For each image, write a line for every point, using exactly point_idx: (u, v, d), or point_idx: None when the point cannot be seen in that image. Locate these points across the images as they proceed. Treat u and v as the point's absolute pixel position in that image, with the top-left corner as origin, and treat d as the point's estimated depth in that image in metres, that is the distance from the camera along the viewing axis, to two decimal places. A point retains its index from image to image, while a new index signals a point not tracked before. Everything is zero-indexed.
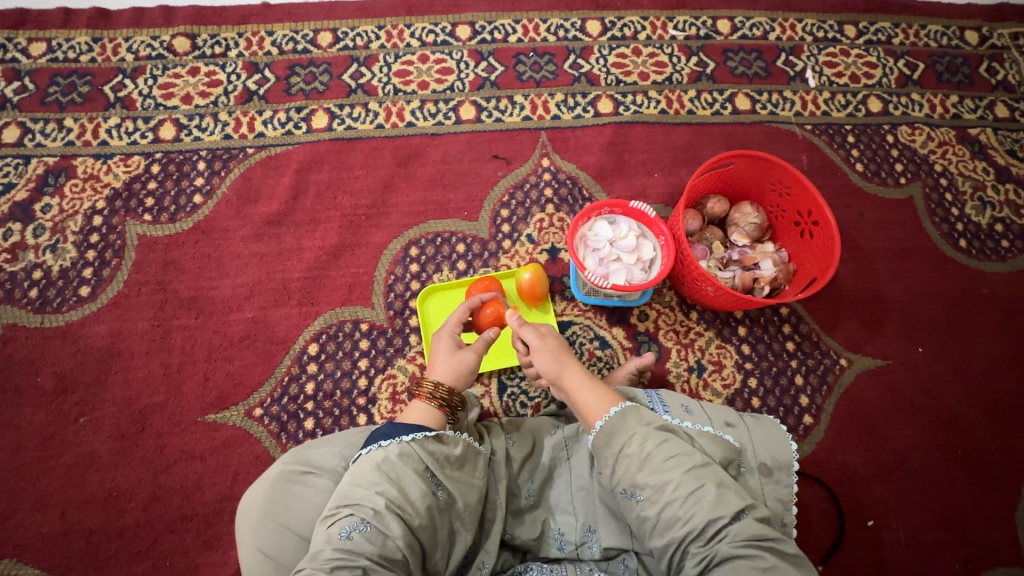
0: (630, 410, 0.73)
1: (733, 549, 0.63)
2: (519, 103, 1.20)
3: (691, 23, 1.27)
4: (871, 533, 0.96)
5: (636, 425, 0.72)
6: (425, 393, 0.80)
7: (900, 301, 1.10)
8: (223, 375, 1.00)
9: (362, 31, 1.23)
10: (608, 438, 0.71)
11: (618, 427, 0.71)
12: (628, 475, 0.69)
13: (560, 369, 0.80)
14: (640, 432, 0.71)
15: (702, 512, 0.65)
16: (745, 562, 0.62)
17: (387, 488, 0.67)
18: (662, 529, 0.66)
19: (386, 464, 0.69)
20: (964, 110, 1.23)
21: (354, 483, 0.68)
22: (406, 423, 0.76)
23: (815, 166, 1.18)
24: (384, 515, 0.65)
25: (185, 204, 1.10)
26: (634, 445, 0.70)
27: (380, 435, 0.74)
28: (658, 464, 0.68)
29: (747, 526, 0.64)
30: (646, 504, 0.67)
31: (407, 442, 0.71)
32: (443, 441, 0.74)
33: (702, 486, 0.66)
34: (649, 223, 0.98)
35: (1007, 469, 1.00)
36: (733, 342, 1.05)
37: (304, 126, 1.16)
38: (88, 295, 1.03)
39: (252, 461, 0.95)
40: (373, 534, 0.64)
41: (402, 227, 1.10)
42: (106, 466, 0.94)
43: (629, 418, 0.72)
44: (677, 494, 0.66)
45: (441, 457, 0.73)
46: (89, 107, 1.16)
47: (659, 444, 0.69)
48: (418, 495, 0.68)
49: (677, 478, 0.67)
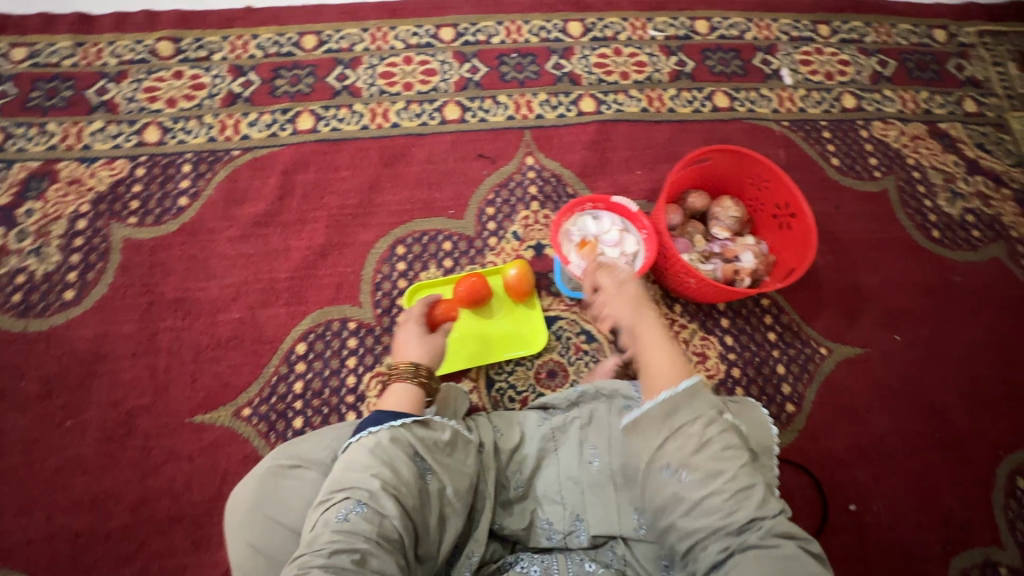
0: (700, 388, 0.68)
1: (769, 544, 0.59)
2: (503, 103, 1.21)
3: (670, 24, 1.30)
4: (853, 517, 0.98)
5: (704, 405, 0.67)
6: (403, 375, 0.83)
7: (877, 290, 1.13)
8: (211, 376, 1.00)
9: (346, 34, 1.24)
10: (671, 409, 0.66)
11: (686, 402, 0.66)
12: (679, 452, 0.64)
13: (631, 317, 0.77)
14: (707, 415, 0.66)
15: (748, 504, 0.61)
16: (781, 558, 0.57)
17: (381, 470, 0.67)
18: (698, 512, 0.62)
19: (378, 448, 0.70)
20: (934, 105, 1.27)
21: (347, 468, 0.68)
22: (388, 411, 0.78)
23: (793, 161, 1.21)
24: (379, 496, 0.65)
25: (170, 206, 1.10)
26: (696, 425, 0.65)
27: (368, 423, 0.75)
28: (715, 449, 0.64)
29: (787, 527, 0.61)
30: (689, 484, 0.63)
31: (397, 426, 0.73)
32: (431, 426, 0.76)
33: (753, 483, 0.62)
34: (632, 217, 1.00)
35: (982, 451, 1.03)
36: (717, 333, 1.08)
37: (289, 127, 1.17)
38: (73, 299, 1.03)
39: (241, 461, 0.95)
40: (369, 514, 0.63)
41: (388, 226, 1.11)
42: (93, 469, 0.93)
43: (700, 396, 0.67)
44: (727, 483, 0.62)
45: (430, 443, 0.74)
46: (71, 111, 1.15)
47: (722, 430, 0.66)
48: (411, 477, 0.69)
49: (731, 467, 0.63)
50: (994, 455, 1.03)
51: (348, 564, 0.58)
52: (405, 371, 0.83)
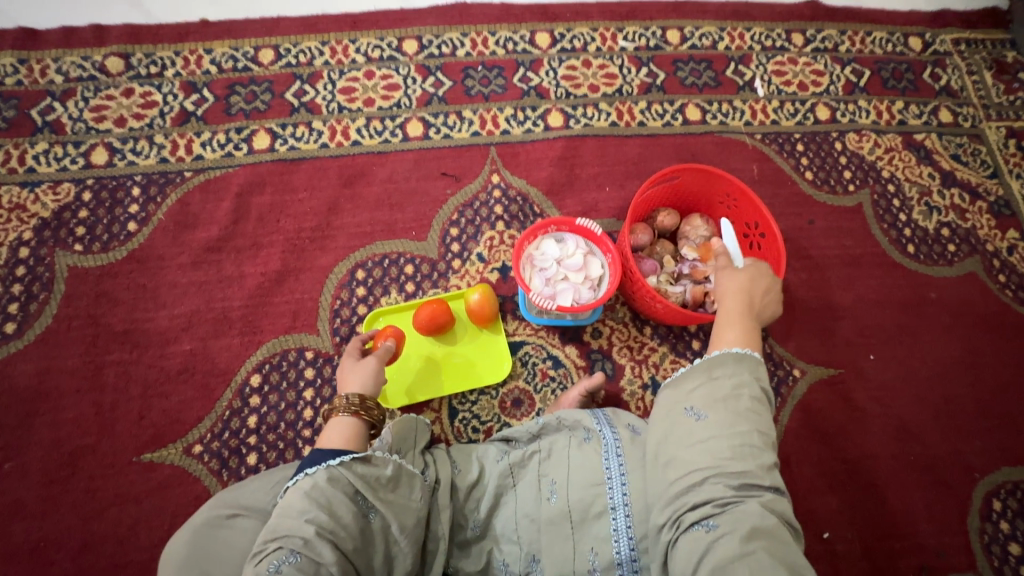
0: (752, 361, 0.76)
1: (762, 506, 0.62)
2: (468, 118, 1.17)
3: (641, 34, 1.27)
4: (827, 546, 0.96)
5: (747, 371, 0.74)
6: (341, 408, 0.79)
7: (851, 308, 1.10)
8: (160, 412, 0.95)
9: (305, 47, 1.20)
10: (715, 362, 0.75)
11: (731, 362, 0.75)
12: (706, 398, 0.71)
13: (726, 289, 0.85)
14: (744, 378, 0.73)
15: (753, 465, 0.65)
16: (767, 524, 0.61)
17: (317, 514, 0.64)
18: (705, 452, 0.67)
19: (315, 491, 0.66)
20: (909, 115, 1.25)
21: (283, 515, 0.65)
22: (326, 448, 0.74)
23: (766, 175, 1.18)
24: (315, 543, 0.62)
25: (118, 232, 1.05)
26: (731, 382, 0.73)
27: (304, 464, 0.71)
28: (742, 407, 0.70)
29: (782, 506, 0.64)
30: (706, 425, 0.69)
31: (335, 465, 0.69)
32: (373, 462, 0.72)
33: (764, 451, 0.67)
34: (596, 240, 0.97)
35: (958, 473, 1.01)
36: (687, 356, 1.05)
37: (244, 147, 1.12)
38: (14, 332, 0.98)
39: (192, 501, 0.91)
40: (305, 564, 0.60)
41: (348, 249, 1.07)
42: (33, 514, 0.89)
43: (746, 364, 0.75)
44: (740, 437, 0.67)
45: (372, 480, 0.70)
46: (14, 132, 1.10)
47: (751, 396, 0.71)
48: (351, 518, 0.66)
49: (750, 427, 0.68)
50: (970, 477, 1.01)
51: None
52: (349, 401, 0.79)
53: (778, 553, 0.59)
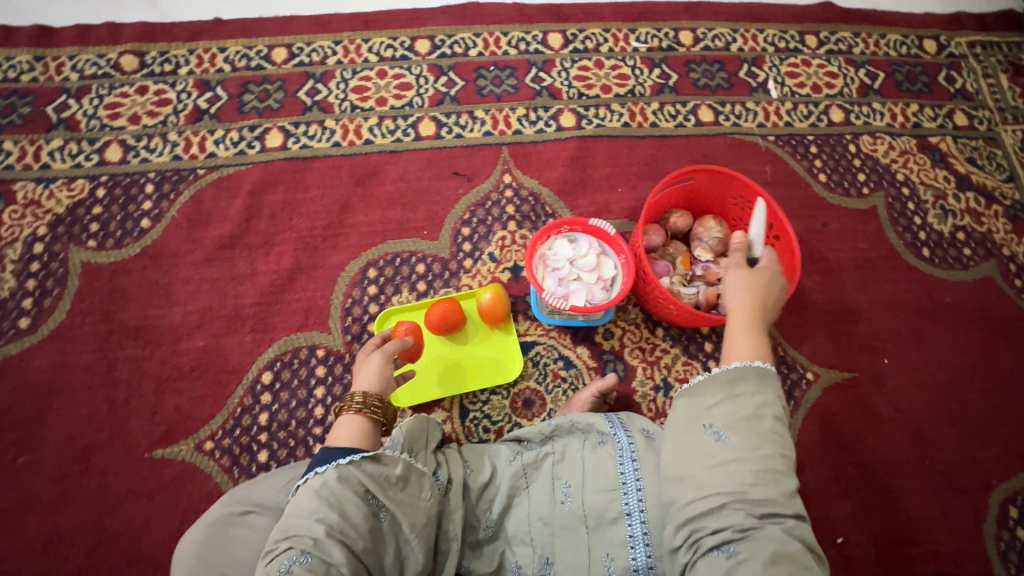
0: (773, 378, 0.75)
1: (784, 534, 0.62)
2: (480, 118, 1.17)
3: (653, 35, 1.26)
4: (842, 551, 0.95)
5: (768, 390, 0.73)
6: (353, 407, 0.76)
7: (866, 311, 1.09)
8: (172, 409, 0.96)
9: (318, 46, 1.20)
10: (737, 378, 0.73)
11: (751, 378, 0.73)
12: (728, 418, 0.70)
13: (745, 295, 0.85)
14: (765, 398, 0.72)
15: (775, 490, 0.65)
16: (790, 553, 0.61)
17: (327, 514, 0.63)
18: (725, 474, 0.66)
19: (325, 490, 0.66)
20: (924, 118, 1.24)
21: (293, 514, 0.64)
22: (336, 446, 0.73)
23: (779, 177, 1.17)
24: (324, 543, 0.61)
25: (132, 228, 1.06)
26: (753, 401, 0.71)
27: (315, 463, 0.71)
28: (764, 429, 0.69)
29: (804, 533, 0.64)
30: (728, 447, 0.68)
31: (344, 464, 0.68)
32: (382, 461, 0.71)
33: (785, 476, 0.66)
34: (610, 240, 0.96)
35: (974, 479, 1.00)
36: (700, 358, 1.04)
37: (257, 145, 1.13)
38: (27, 327, 0.99)
39: (203, 498, 0.92)
40: (314, 564, 0.59)
41: (359, 248, 1.07)
42: (45, 509, 0.90)
43: (767, 382, 0.74)
44: (762, 461, 0.66)
45: (382, 479, 0.69)
46: (29, 128, 1.11)
47: (772, 418, 0.70)
48: (361, 518, 0.65)
49: (772, 450, 0.67)
50: (987, 484, 1.00)
51: None
52: (354, 399, 0.77)
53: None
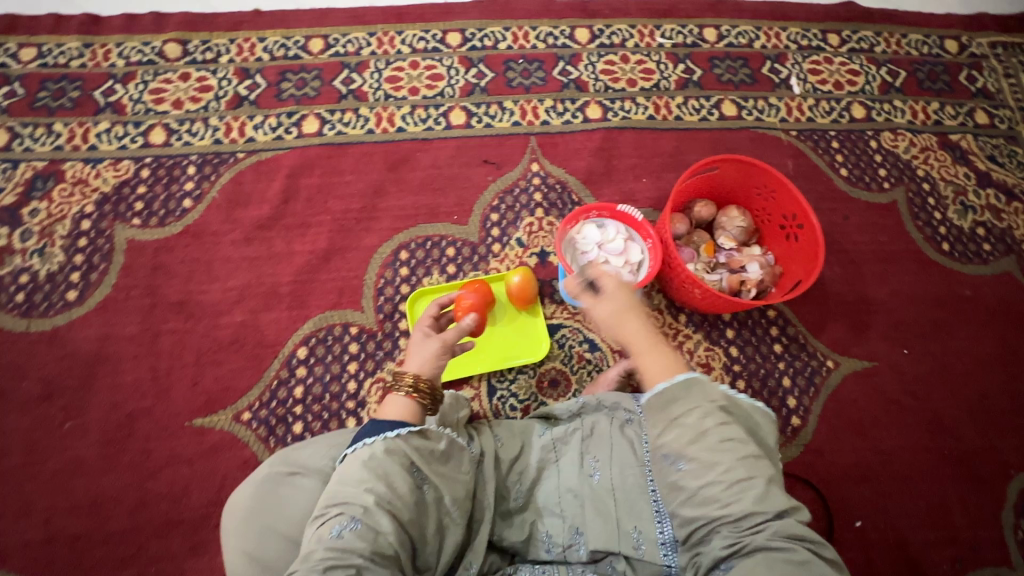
0: (696, 383, 0.70)
1: (769, 544, 0.58)
2: (509, 109, 1.20)
3: (678, 31, 1.29)
4: (859, 534, 0.98)
5: (698, 399, 0.68)
6: (397, 387, 0.78)
7: (886, 302, 1.11)
8: (212, 379, 1.01)
9: (353, 38, 1.24)
10: (666, 403, 0.69)
11: (678, 395, 0.69)
12: (677, 444, 0.66)
13: (630, 311, 0.80)
14: (702, 407, 0.67)
15: (745, 501, 0.61)
16: (783, 558, 0.57)
17: (376, 484, 0.66)
18: (696, 501, 0.63)
19: (373, 461, 0.68)
20: (945, 116, 1.26)
21: (342, 482, 0.67)
22: (384, 419, 0.75)
23: (801, 171, 1.20)
24: (374, 511, 0.63)
25: (175, 208, 1.10)
26: (692, 418, 0.67)
27: (363, 434, 0.73)
28: (712, 443, 0.64)
29: (793, 528, 0.59)
30: (688, 474, 0.65)
31: (392, 438, 0.71)
32: (427, 436, 0.74)
33: (752, 478, 0.62)
34: (637, 226, 1.00)
35: (990, 468, 1.03)
36: (722, 344, 1.07)
37: (294, 131, 1.16)
38: (76, 300, 1.04)
39: (241, 465, 0.97)
40: (364, 530, 0.62)
41: (392, 231, 1.11)
42: (92, 471, 0.96)
43: (693, 391, 0.69)
44: (723, 477, 0.62)
45: (426, 452, 0.72)
46: (78, 111, 1.14)
47: (718, 425, 0.66)
48: (406, 489, 0.67)
49: (727, 462, 0.63)
50: (1003, 473, 1.02)
51: None
52: (404, 380, 0.78)
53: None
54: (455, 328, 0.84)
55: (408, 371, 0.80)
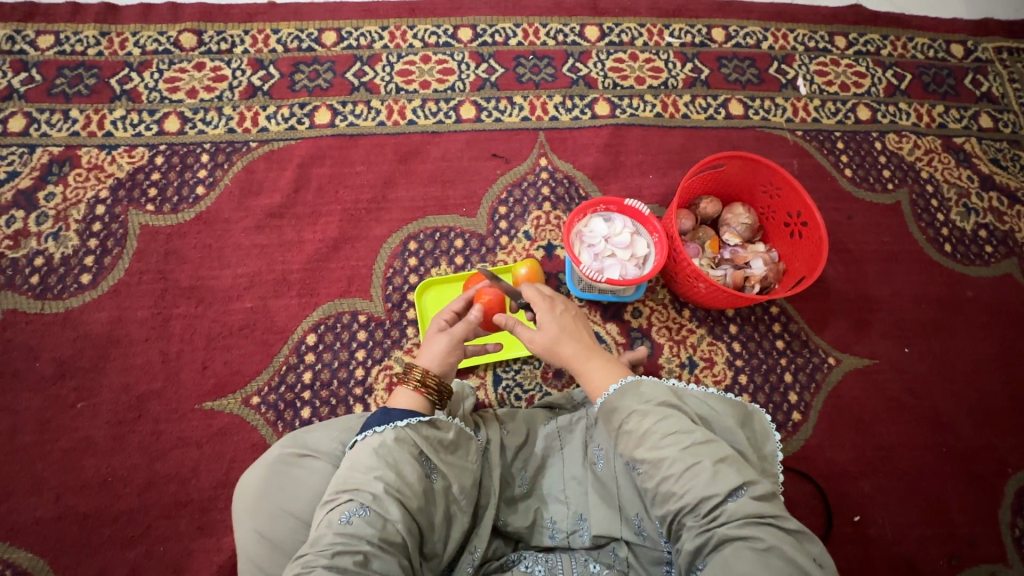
0: (630, 388, 0.73)
1: (727, 529, 0.61)
2: (518, 104, 1.22)
3: (687, 31, 1.30)
4: (857, 529, 0.99)
5: (634, 402, 0.71)
6: (406, 378, 0.79)
7: (888, 302, 1.13)
8: (221, 363, 1.03)
9: (366, 31, 1.24)
10: (609, 415, 0.72)
11: (616, 404, 0.71)
12: (628, 450, 0.69)
13: (566, 331, 0.79)
14: (639, 410, 0.70)
15: (697, 490, 0.63)
16: (742, 541, 0.60)
17: (385, 472, 0.67)
18: (659, 498, 0.66)
19: (382, 449, 0.70)
20: (949, 119, 1.27)
21: (352, 468, 0.68)
22: (394, 408, 0.77)
23: (806, 170, 1.21)
24: (382, 499, 0.65)
25: (187, 195, 1.12)
26: (633, 422, 0.69)
27: (373, 422, 0.75)
28: (654, 442, 0.67)
29: (747, 506, 0.61)
30: (646, 476, 0.67)
31: (402, 427, 0.72)
32: (437, 426, 0.75)
33: (699, 463, 0.64)
34: (643, 220, 1.01)
35: (988, 466, 1.04)
36: (724, 339, 1.08)
37: (306, 122, 1.18)
38: (89, 283, 1.05)
39: (249, 448, 0.98)
40: (372, 517, 0.64)
41: (401, 222, 1.12)
42: (102, 452, 0.97)
43: (628, 395, 0.72)
44: (672, 471, 0.65)
45: (435, 442, 0.73)
46: (94, 98, 1.16)
47: (658, 422, 0.68)
48: (415, 478, 0.69)
49: (671, 456, 0.66)
50: (1001, 471, 1.04)
51: (350, 564, 0.60)
52: (414, 373, 0.79)
53: (768, 567, 0.58)
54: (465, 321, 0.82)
55: (420, 365, 0.81)
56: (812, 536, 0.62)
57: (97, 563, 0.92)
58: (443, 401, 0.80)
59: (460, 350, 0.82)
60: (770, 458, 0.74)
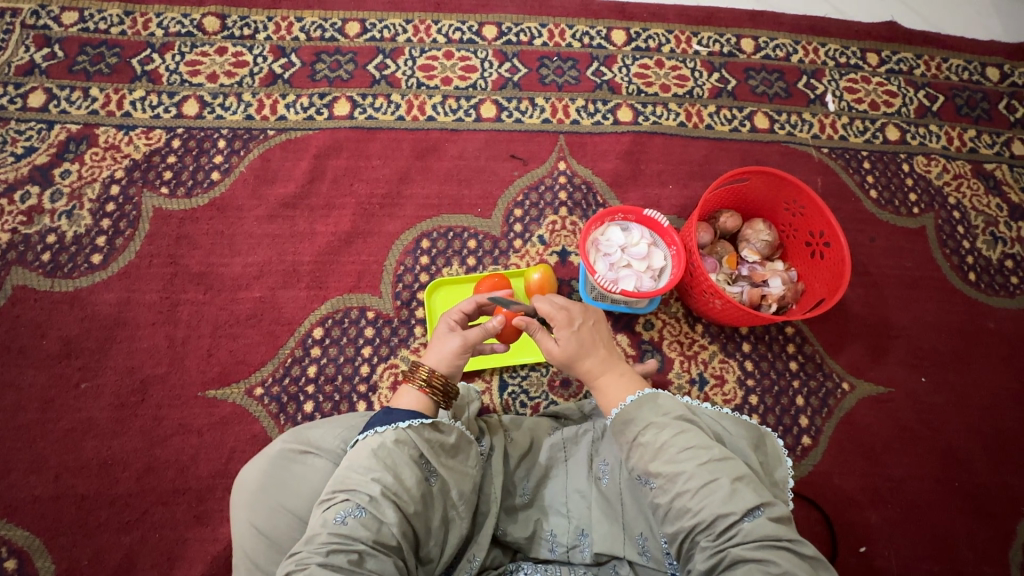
0: (647, 400, 0.72)
1: (743, 549, 0.59)
2: (540, 105, 1.20)
3: (716, 40, 1.27)
4: (862, 559, 0.97)
5: (651, 414, 0.70)
6: (411, 376, 0.78)
7: (907, 328, 1.10)
8: (227, 352, 1.02)
9: (390, 23, 1.22)
10: (624, 427, 0.71)
11: (633, 415, 0.70)
12: (642, 463, 0.68)
13: (584, 347, 0.77)
14: (655, 423, 0.69)
15: (714, 507, 0.61)
16: (760, 562, 0.58)
17: (383, 475, 0.65)
18: (673, 515, 0.64)
19: (382, 450, 0.68)
20: (980, 144, 1.23)
21: (349, 468, 0.67)
22: (400, 409, 0.75)
23: (829, 189, 1.19)
24: (379, 502, 0.63)
25: (202, 179, 1.11)
26: (649, 435, 0.68)
27: (375, 422, 0.73)
28: (672, 455, 0.66)
29: (765, 528, 0.60)
30: (659, 492, 0.65)
31: (403, 428, 0.70)
32: (440, 429, 0.73)
33: (716, 479, 0.63)
34: (662, 232, 0.99)
35: (1002, 503, 1.01)
36: (737, 357, 1.06)
37: (325, 112, 1.16)
38: (100, 263, 1.05)
39: (249, 439, 0.98)
40: (368, 520, 0.62)
41: (415, 219, 1.11)
42: (103, 434, 0.97)
43: (645, 407, 0.71)
44: (689, 486, 0.63)
45: (436, 445, 0.71)
46: (115, 78, 1.16)
47: (674, 435, 0.67)
48: (413, 482, 0.67)
49: (689, 469, 0.64)
50: (1014, 510, 1.01)
51: (344, 563, 0.59)
52: (421, 373, 0.77)
53: None
54: (482, 329, 0.79)
55: (425, 364, 0.78)
56: (827, 564, 0.60)
57: (93, 545, 0.92)
58: (447, 402, 0.78)
59: (470, 353, 0.79)
60: (783, 485, 0.72)
